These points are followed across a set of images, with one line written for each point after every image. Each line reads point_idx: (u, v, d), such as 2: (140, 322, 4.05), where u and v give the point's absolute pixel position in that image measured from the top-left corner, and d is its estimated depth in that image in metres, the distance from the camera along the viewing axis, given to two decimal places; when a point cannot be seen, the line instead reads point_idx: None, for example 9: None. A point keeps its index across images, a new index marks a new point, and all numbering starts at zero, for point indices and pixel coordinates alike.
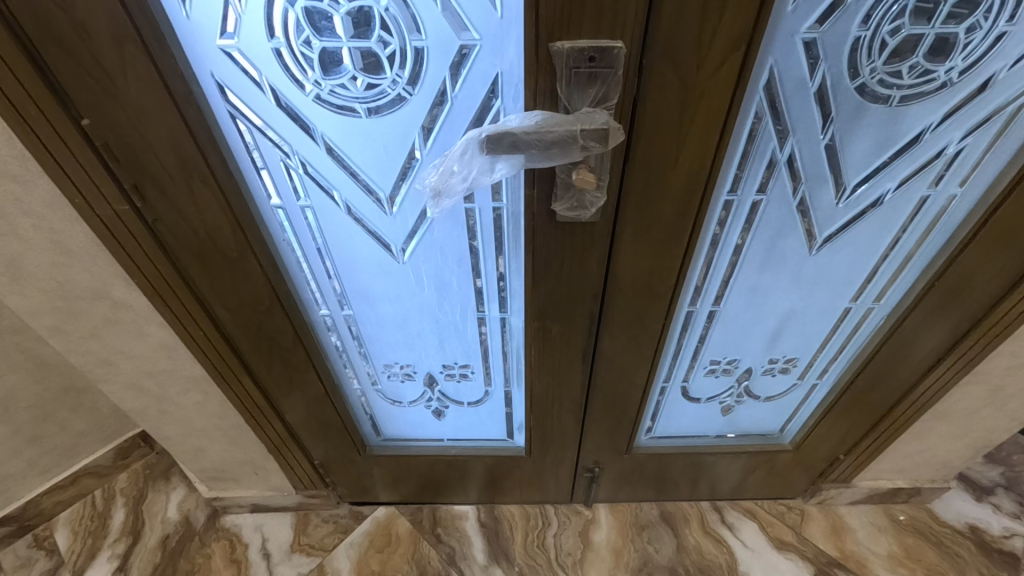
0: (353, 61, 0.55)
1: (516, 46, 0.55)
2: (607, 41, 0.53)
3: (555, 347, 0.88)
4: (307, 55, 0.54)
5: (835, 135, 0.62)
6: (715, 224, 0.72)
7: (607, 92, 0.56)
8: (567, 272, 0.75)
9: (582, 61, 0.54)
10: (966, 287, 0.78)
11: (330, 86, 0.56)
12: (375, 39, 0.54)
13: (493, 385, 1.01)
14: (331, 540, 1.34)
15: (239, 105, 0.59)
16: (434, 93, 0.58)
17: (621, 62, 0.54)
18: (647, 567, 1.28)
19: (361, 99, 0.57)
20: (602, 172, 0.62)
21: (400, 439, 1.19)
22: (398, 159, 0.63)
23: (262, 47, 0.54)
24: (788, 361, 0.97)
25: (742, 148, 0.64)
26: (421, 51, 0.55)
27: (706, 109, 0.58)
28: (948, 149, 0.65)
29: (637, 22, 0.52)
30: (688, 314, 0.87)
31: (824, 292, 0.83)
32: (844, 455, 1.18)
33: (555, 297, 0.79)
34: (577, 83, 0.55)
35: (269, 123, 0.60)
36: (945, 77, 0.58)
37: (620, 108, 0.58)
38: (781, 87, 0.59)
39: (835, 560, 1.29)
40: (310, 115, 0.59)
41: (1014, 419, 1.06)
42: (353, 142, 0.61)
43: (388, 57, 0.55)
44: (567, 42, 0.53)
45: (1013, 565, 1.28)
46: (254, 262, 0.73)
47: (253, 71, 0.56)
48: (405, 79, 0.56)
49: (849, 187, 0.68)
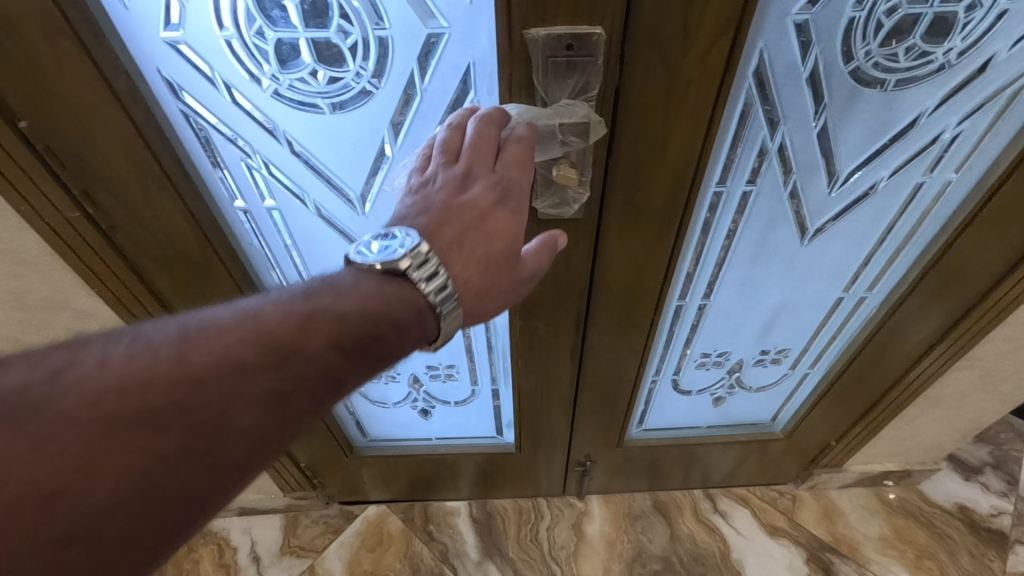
0: (311, 52, 0.50)
1: (488, 33, 0.51)
2: (585, 28, 0.49)
3: (542, 345, 0.86)
4: (261, 47, 0.50)
5: (828, 121, 0.59)
6: (704, 216, 0.70)
7: (587, 82, 0.52)
8: (551, 270, 0.72)
9: (559, 50, 0.50)
10: (961, 274, 0.76)
11: (289, 81, 0.52)
12: (335, 29, 0.49)
13: (480, 383, 0.98)
14: (322, 541, 1.32)
15: (191, 103, 0.55)
16: (402, 85, 0.54)
17: (601, 49, 0.51)
18: (640, 558, 1.28)
19: (323, 93, 0.53)
20: (583, 166, 0.59)
21: (388, 439, 1.18)
22: (367, 156, 0.59)
23: (211, 39, 0.50)
24: (780, 352, 0.96)
25: (730, 136, 0.61)
26: (386, 41, 0.51)
27: (693, 98, 0.55)
28: (945, 134, 0.62)
29: (617, 7, 0.48)
30: (677, 307, 0.84)
31: (817, 283, 0.81)
32: (835, 441, 1.18)
33: (540, 295, 0.76)
34: (555, 73, 0.52)
35: (226, 122, 0.56)
36: (943, 59, 0.55)
37: (602, 98, 0.54)
38: (772, 72, 0.56)
39: (827, 545, 1.30)
40: (270, 112, 0.55)
41: (1004, 402, 1.06)
42: (318, 140, 0.57)
43: (350, 47, 0.50)
44: (542, 29, 0.49)
45: (1000, 543, 1.29)
46: (221, 267, 0.70)
47: (205, 66, 0.52)
48: (370, 71, 0.52)
49: (843, 175, 0.65)
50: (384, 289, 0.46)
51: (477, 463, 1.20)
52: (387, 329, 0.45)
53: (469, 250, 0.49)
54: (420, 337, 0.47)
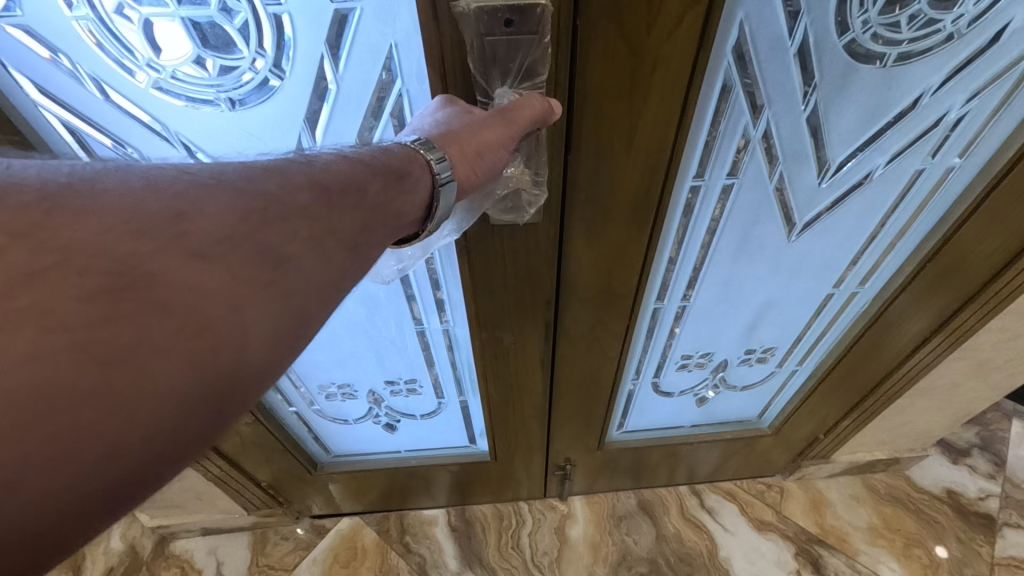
0: (193, 38, 0.44)
1: (409, 11, 0.45)
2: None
3: (507, 355, 0.78)
4: (131, 33, 0.44)
5: (819, 104, 0.51)
6: (681, 213, 0.62)
7: (534, 66, 0.45)
8: (512, 277, 0.65)
9: (497, 27, 0.42)
10: (963, 263, 0.69)
11: (171, 72, 0.46)
12: (216, 6, 0.42)
13: (446, 396, 0.92)
14: (292, 558, 1.24)
15: (58, 102, 0.49)
16: (310, 72, 0.48)
17: (548, 25, 0.43)
18: (626, 560, 1.23)
19: (216, 86, 0.47)
20: (538, 167, 0.52)
21: (354, 454, 1.11)
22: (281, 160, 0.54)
23: (63, 22, 0.43)
24: (766, 351, 0.89)
25: (708, 123, 0.53)
26: (282, 20, 0.44)
27: (662, 82, 0.47)
28: (950, 115, 0.54)
29: None
30: (654, 310, 0.77)
31: (805, 280, 0.74)
32: (823, 435, 1.13)
33: (502, 307, 0.69)
34: (494, 55, 0.44)
35: (106, 123, 0.51)
36: (951, 28, 0.47)
37: (555, 87, 0.47)
38: (754, 49, 0.47)
39: (816, 537, 1.26)
40: (153, 108, 0.49)
41: (996, 389, 1.01)
42: (217, 142, 0.52)
43: (240, 29, 0.44)
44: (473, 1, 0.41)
45: (989, 527, 1.27)
46: None
47: (65, 59, 0.46)
48: (269, 57, 0.46)
49: (834, 164, 0.57)
50: (368, 148, 0.43)
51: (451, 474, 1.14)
52: (376, 153, 0.42)
53: (448, 111, 0.46)
54: (407, 156, 0.43)
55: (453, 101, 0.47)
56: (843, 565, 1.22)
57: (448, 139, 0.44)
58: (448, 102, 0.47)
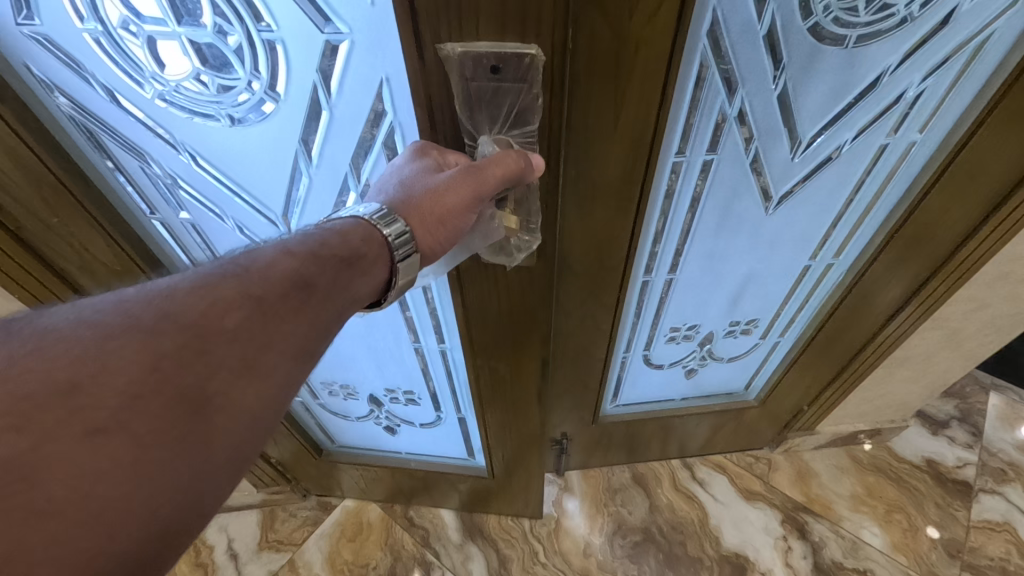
0: (194, 57, 0.48)
1: (396, 47, 0.47)
2: (513, 46, 0.45)
3: (505, 382, 0.83)
4: (136, 47, 0.47)
5: (788, 83, 0.56)
6: (664, 188, 0.67)
7: (523, 112, 0.50)
8: (507, 303, 0.69)
9: (483, 74, 0.47)
10: (929, 233, 0.74)
11: (174, 86, 0.50)
12: (213, 28, 0.46)
13: (444, 410, 0.97)
14: (300, 534, 1.29)
15: (74, 104, 0.54)
16: (304, 96, 0.51)
17: (534, 68, 0.47)
18: (621, 529, 1.29)
19: (216, 102, 0.51)
20: (529, 214, 0.59)
21: (356, 448, 1.16)
22: (279, 171, 0.59)
23: (76, 33, 0.47)
24: (749, 322, 0.95)
25: (688, 100, 0.57)
26: (274, 44, 0.47)
27: (644, 66, 0.51)
28: (908, 92, 0.59)
29: (556, 21, 0.45)
30: (643, 284, 0.82)
31: (783, 253, 0.79)
32: (808, 406, 1.19)
33: (496, 334, 0.73)
34: (480, 98, 0.49)
35: (116, 125, 0.55)
36: (904, 12, 0.52)
37: (547, 117, 0.52)
38: (726, 32, 0.52)
39: (801, 505, 1.32)
40: (158, 116, 0.54)
41: (968, 358, 1.07)
42: (218, 151, 0.57)
43: (235, 51, 0.47)
44: (460, 45, 0.45)
45: (966, 492, 1.33)
46: (140, 272, 0.70)
47: (79, 67, 0.50)
48: (264, 80, 0.49)
49: (805, 140, 0.62)
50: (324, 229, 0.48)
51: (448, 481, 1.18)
52: (332, 237, 0.47)
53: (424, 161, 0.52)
54: (363, 237, 0.49)
55: (435, 150, 0.52)
56: (827, 530, 1.29)
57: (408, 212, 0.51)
58: (428, 152, 0.52)
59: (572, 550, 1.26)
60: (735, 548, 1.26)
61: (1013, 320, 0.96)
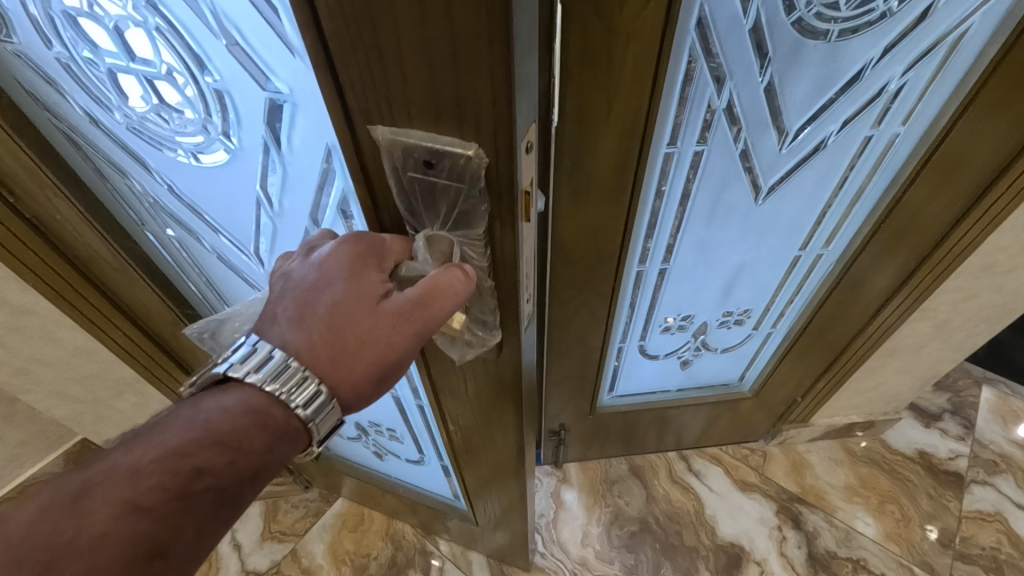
0: (150, 93, 0.43)
1: (325, 114, 0.39)
2: (451, 143, 0.33)
3: (481, 454, 0.75)
4: (98, 75, 0.43)
5: (774, 76, 0.59)
6: (657, 178, 0.69)
7: (467, 217, 0.37)
8: (476, 396, 0.60)
9: (414, 167, 0.35)
10: (914, 224, 0.77)
11: (139, 117, 0.46)
12: (163, 68, 0.40)
13: (426, 454, 0.95)
14: (303, 525, 1.31)
15: (61, 117, 0.51)
16: (257, 149, 0.45)
17: (473, 173, 0.34)
18: (618, 520, 1.31)
19: (177, 139, 0.46)
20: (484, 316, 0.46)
21: (350, 462, 1.18)
22: (246, 212, 0.54)
23: (42, 54, 0.43)
24: (742, 313, 0.97)
25: (677, 94, 0.60)
26: (221, 93, 0.41)
27: (634, 60, 0.53)
28: (890, 85, 0.62)
29: (500, 122, 0.31)
30: (637, 274, 0.84)
31: (773, 243, 0.82)
32: (801, 397, 1.21)
33: (469, 416, 0.65)
34: (418, 193, 0.37)
35: (99, 142, 0.52)
36: (884, 7, 0.54)
37: (494, 232, 0.39)
38: (713, 27, 0.54)
39: (796, 496, 1.35)
40: (129, 141, 0.50)
41: (958, 349, 1.09)
42: (188, 184, 0.52)
43: (187, 94, 0.42)
44: (391, 131, 0.33)
45: (958, 483, 1.35)
46: (140, 275, 0.70)
47: (55, 85, 0.46)
48: (217, 127, 0.44)
49: (792, 131, 0.65)
50: (199, 407, 0.37)
51: (435, 516, 1.16)
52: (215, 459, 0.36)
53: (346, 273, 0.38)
54: (268, 447, 0.37)
55: (362, 256, 0.38)
56: (821, 520, 1.31)
57: (314, 357, 0.37)
58: (352, 263, 0.38)
59: (570, 540, 1.28)
60: (731, 538, 1.28)
61: (999, 311, 0.98)
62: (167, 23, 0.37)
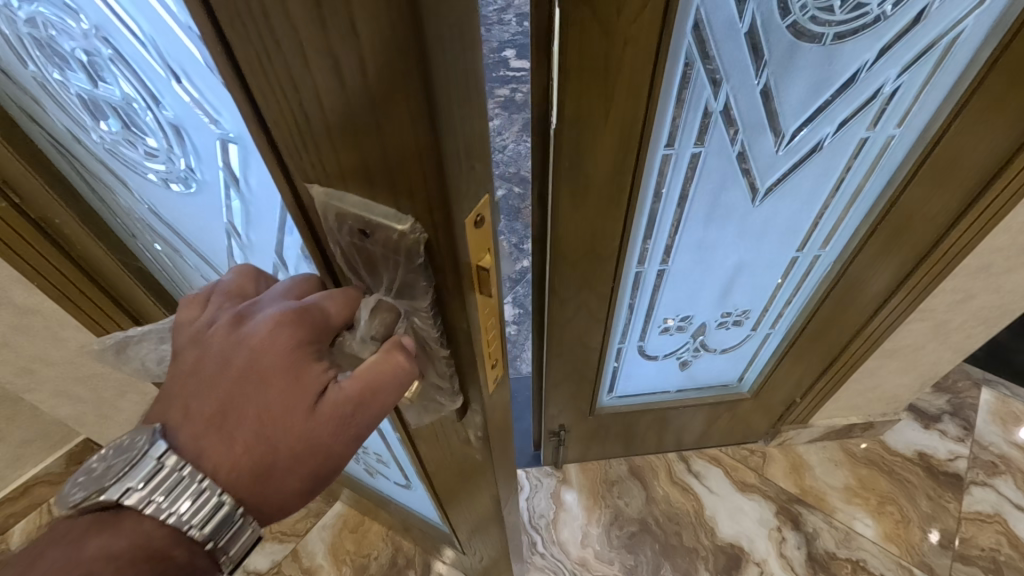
0: (117, 118, 0.43)
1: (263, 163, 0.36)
2: (387, 216, 0.28)
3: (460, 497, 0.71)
4: (71, 98, 0.44)
5: (770, 79, 0.60)
6: (655, 179, 0.69)
7: (409, 288, 0.32)
8: (448, 447, 0.56)
9: (350, 235, 0.30)
10: (911, 225, 0.77)
11: (111, 140, 0.46)
12: (121, 96, 0.40)
13: (411, 482, 0.92)
14: (303, 525, 1.31)
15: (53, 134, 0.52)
16: (220, 185, 0.43)
17: (414, 249, 0.29)
18: (618, 520, 1.31)
19: (147, 165, 0.46)
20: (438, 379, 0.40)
21: (345, 476, 1.16)
22: (221, 241, 0.52)
23: (24, 74, 0.44)
24: (741, 313, 0.98)
25: (674, 97, 0.60)
26: (175, 126, 0.39)
27: (631, 63, 0.54)
28: (885, 88, 0.63)
29: (433, 197, 0.27)
30: (636, 274, 0.85)
31: (771, 244, 0.83)
32: (800, 398, 1.22)
33: (442, 463, 0.62)
34: (358, 260, 0.32)
35: (85, 159, 0.53)
36: (878, 10, 0.55)
37: (444, 305, 0.34)
38: (710, 30, 0.55)
39: (795, 497, 1.35)
40: (109, 161, 0.50)
41: (956, 350, 1.09)
42: (165, 205, 0.52)
43: (148, 123, 0.41)
44: (331, 194, 0.29)
45: (957, 485, 1.36)
46: (136, 286, 0.70)
47: (41, 103, 0.48)
48: (179, 158, 0.42)
49: (788, 134, 0.66)
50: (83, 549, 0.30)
51: (426, 535, 1.14)
52: None
53: (275, 361, 0.32)
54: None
55: (295, 336, 0.32)
56: (821, 521, 1.31)
57: (237, 476, 0.32)
58: (283, 350, 0.32)
59: (570, 540, 1.29)
60: (730, 538, 1.29)
61: (997, 312, 0.98)
62: (118, 54, 0.36)
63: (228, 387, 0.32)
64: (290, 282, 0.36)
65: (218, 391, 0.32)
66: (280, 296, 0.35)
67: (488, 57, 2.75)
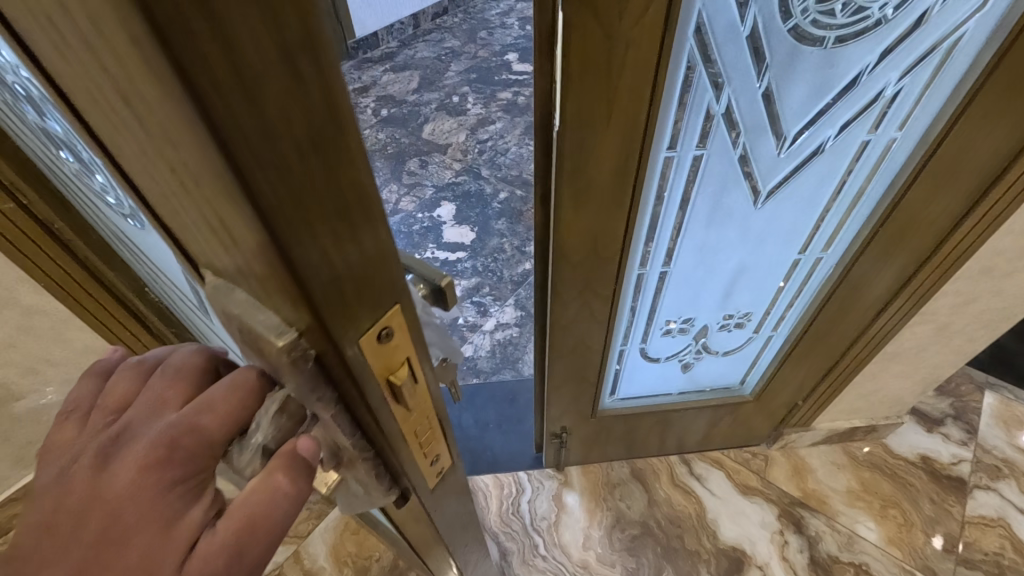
0: (67, 153, 0.43)
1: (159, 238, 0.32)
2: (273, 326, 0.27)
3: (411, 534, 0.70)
4: (34, 130, 0.45)
5: (772, 82, 0.60)
6: (657, 182, 0.70)
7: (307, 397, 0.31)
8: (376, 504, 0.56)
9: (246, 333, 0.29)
10: (912, 228, 0.77)
11: (73, 170, 0.47)
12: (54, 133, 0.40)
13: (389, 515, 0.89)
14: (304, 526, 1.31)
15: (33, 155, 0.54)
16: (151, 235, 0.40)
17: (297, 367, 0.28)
18: (620, 523, 1.31)
19: (105, 199, 0.46)
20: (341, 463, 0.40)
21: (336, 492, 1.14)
22: (180, 284, 0.50)
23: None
24: (743, 315, 0.98)
25: (676, 100, 0.61)
26: (96, 171, 0.38)
27: (633, 65, 0.54)
28: (886, 90, 0.63)
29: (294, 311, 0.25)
30: (638, 276, 0.85)
31: (773, 246, 0.83)
32: (802, 400, 1.22)
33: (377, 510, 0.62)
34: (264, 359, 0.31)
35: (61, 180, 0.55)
36: (879, 14, 0.56)
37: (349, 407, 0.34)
38: (712, 34, 0.55)
39: (798, 500, 1.34)
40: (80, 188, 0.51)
41: (959, 353, 1.09)
42: (131, 235, 0.52)
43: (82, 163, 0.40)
44: (232, 289, 0.27)
45: (961, 488, 1.35)
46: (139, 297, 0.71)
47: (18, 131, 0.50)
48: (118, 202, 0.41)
49: (790, 136, 0.66)
50: None
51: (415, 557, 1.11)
52: None
53: (147, 511, 0.29)
54: None
55: (164, 476, 0.29)
56: (823, 525, 1.30)
57: None
58: (154, 499, 0.29)
59: (571, 543, 1.28)
60: (732, 541, 1.28)
61: (999, 315, 0.98)
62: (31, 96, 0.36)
63: (90, 549, 0.28)
64: (166, 378, 0.32)
65: (75, 556, 0.28)
66: (150, 417, 0.31)
67: (490, 59, 2.77)
